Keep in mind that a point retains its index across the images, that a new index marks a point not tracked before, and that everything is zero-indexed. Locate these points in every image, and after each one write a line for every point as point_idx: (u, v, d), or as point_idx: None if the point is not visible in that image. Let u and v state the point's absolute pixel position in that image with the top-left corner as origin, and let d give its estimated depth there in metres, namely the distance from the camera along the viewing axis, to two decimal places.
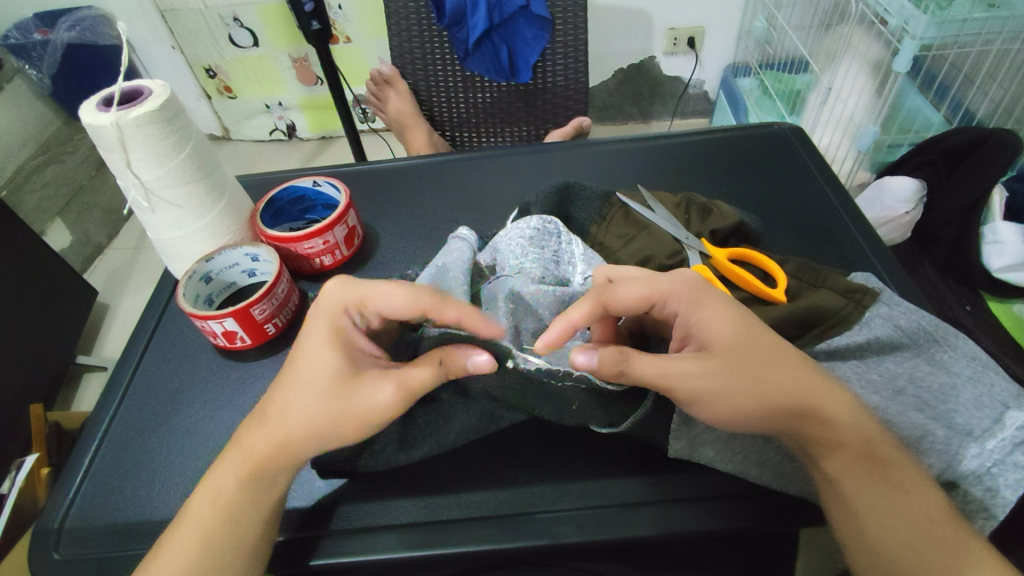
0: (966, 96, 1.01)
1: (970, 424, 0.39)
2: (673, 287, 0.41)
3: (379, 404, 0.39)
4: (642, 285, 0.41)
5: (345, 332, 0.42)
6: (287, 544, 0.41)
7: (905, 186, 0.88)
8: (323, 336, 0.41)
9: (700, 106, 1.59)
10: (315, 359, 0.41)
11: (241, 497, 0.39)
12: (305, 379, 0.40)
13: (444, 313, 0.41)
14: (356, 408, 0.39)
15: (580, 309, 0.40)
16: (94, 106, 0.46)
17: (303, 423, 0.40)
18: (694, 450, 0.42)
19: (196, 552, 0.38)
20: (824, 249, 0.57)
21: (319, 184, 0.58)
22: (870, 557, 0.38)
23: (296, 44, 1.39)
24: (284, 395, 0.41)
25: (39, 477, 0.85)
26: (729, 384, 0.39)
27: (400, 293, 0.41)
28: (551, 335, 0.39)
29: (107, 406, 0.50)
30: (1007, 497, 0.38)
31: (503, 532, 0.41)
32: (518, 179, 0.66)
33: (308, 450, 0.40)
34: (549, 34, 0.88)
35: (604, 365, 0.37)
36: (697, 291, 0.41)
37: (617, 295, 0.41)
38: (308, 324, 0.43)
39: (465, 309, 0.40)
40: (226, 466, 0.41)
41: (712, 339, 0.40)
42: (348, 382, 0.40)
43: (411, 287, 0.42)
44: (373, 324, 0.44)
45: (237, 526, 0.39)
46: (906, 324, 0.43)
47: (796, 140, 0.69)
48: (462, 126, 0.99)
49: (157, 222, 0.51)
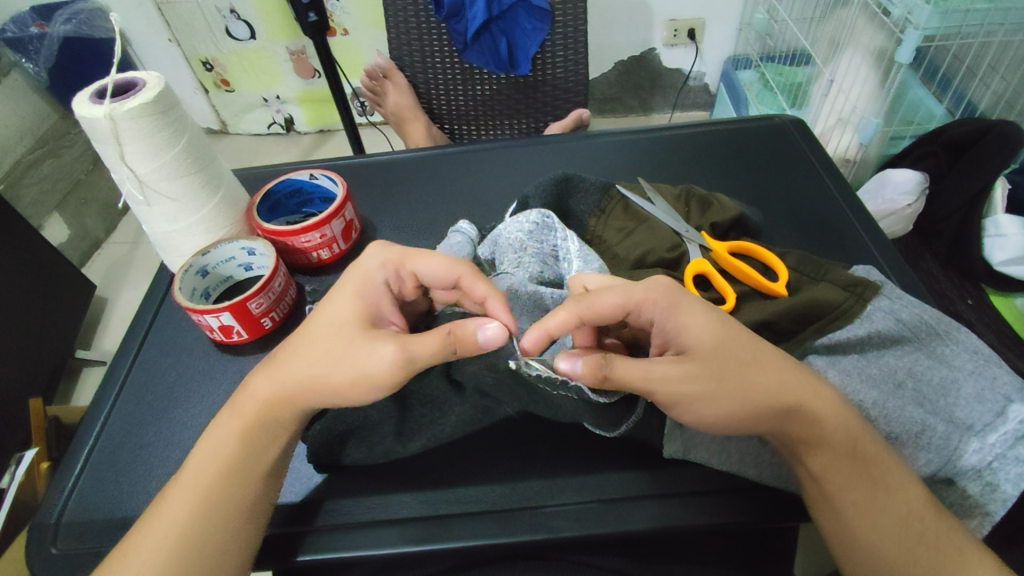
0: (968, 88, 1.00)
1: (971, 418, 0.39)
2: (648, 294, 0.40)
3: (378, 365, 0.38)
4: (618, 294, 0.40)
5: (375, 291, 0.43)
6: (274, 538, 0.41)
7: (907, 178, 0.87)
8: (352, 289, 0.42)
9: (701, 98, 1.58)
10: (338, 307, 0.42)
11: (226, 481, 0.39)
12: (322, 329, 0.41)
13: (473, 289, 0.42)
14: (356, 363, 0.39)
15: (559, 318, 0.39)
16: (87, 98, 0.45)
17: (308, 373, 0.40)
18: (692, 449, 0.41)
19: (175, 539, 0.38)
20: (825, 242, 0.57)
21: (316, 176, 0.58)
22: (863, 552, 0.38)
23: (294, 36, 1.38)
24: (299, 341, 0.41)
25: (39, 470, 0.85)
26: (710, 387, 0.38)
27: (440, 260, 0.43)
28: (529, 340, 0.40)
29: (104, 399, 0.50)
30: (1008, 492, 0.38)
31: (503, 526, 0.40)
32: (517, 172, 0.66)
33: (305, 403, 0.41)
34: (549, 25, 0.87)
35: (588, 372, 0.37)
36: (673, 296, 0.40)
37: (593, 305, 0.40)
38: (342, 278, 0.44)
39: (492, 290, 0.42)
40: (203, 460, 0.40)
41: (691, 343, 0.39)
42: (359, 336, 0.40)
43: (450, 257, 0.43)
44: (405, 291, 0.45)
45: (221, 513, 0.39)
46: (908, 317, 0.43)
47: (796, 131, 0.68)
48: (462, 119, 0.98)
49: (153, 215, 0.50)
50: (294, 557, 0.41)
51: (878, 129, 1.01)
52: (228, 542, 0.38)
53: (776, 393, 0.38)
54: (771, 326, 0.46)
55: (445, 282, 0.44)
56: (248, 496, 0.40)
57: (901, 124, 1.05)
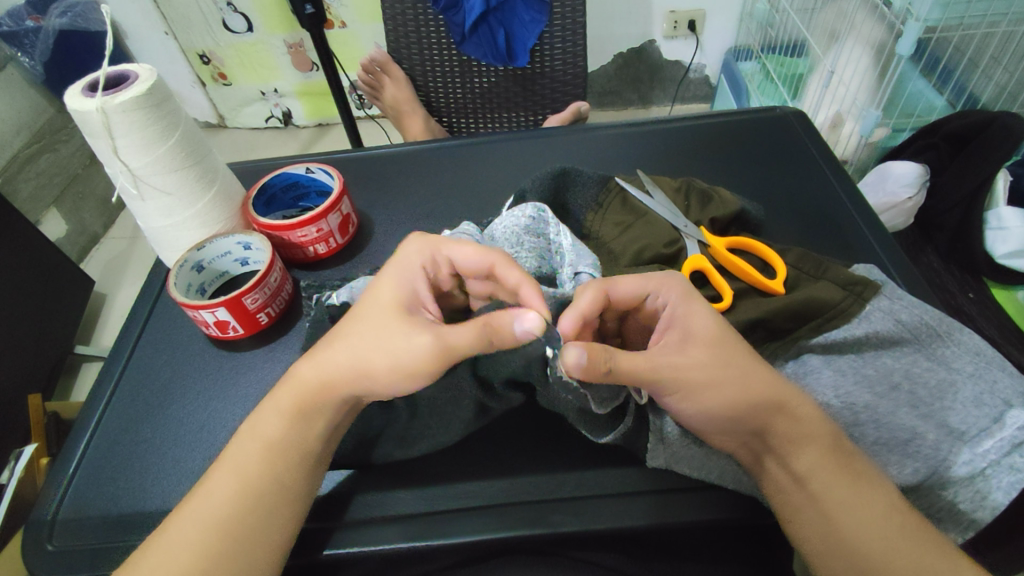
0: (969, 80, 1.00)
1: (965, 425, 0.38)
2: (664, 280, 0.41)
3: (417, 350, 0.38)
4: (636, 280, 0.41)
5: (411, 272, 0.43)
6: (307, 534, 0.41)
7: (907, 170, 0.87)
8: (391, 274, 0.43)
9: (700, 90, 1.57)
10: (376, 293, 0.42)
11: (258, 477, 0.39)
12: (363, 311, 0.42)
13: (508, 277, 0.41)
14: (396, 349, 0.39)
15: (590, 298, 0.39)
16: (79, 92, 0.45)
17: (350, 362, 0.40)
18: (674, 462, 0.41)
19: (200, 536, 0.37)
20: (826, 237, 0.57)
21: (311, 170, 0.57)
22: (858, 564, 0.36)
23: (291, 28, 1.37)
24: (345, 328, 0.41)
25: (39, 465, 0.85)
26: (715, 374, 0.38)
27: (473, 247, 0.42)
28: (569, 322, 0.38)
29: (99, 398, 0.49)
30: (998, 500, 0.37)
31: (500, 523, 0.40)
32: (516, 165, 0.65)
33: (354, 388, 0.41)
34: (547, 17, 0.86)
35: (592, 366, 0.34)
36: (687, 289, 0.41)
37: (615, 289, 0.40)
38: (385, 267, 0.44)
39: (524, 278, 0.40)
40: (225, 464, 0.40)
41: (697, 332, 0.39)
42: (396, 318, 0.40)
43: (484, 244, 0.43)
44: (441, 278, 0.45)
45: (250, 513, 0.38)
46: (907, 318, 0.43)
47: (797, 123, 0.68)
48: (460, 113, 0.97)
49: (148, 210, 0.50)
50: (320, 552, 0.40)
51: (879, 120, 1.00)
52: (258, 539, 0.37)
53: (767, 389, 0.39)
54: (766, 325, 0.45)
55: (478, 270, 0.43)
56: (274, 500, 0.39)
57: (901, 117, 1.04)
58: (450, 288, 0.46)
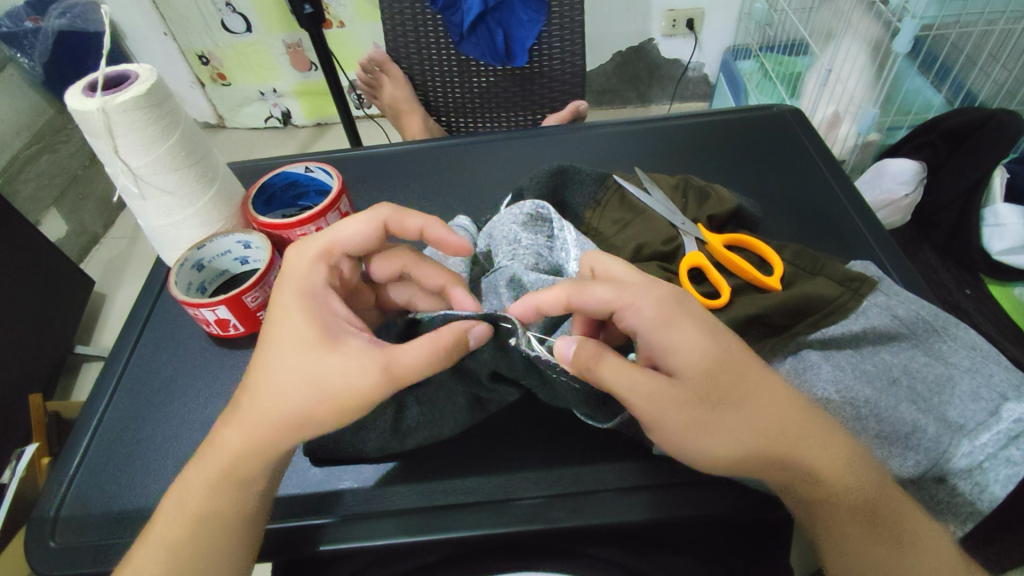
0: (966, 78, 1.00)
1: (963, 418, 0.39)
2: (637, 299, 0.38)
3: (360, 378, 0.37)
4: (608, 290, 0.39)
5: (315, 291, 0.42)
6: (281, 530, 0.41)
7: (904, 168, 0.87)
8: (298, 303, 0.41)
9: (700, 89, 1.57)
10: (284, 331, 0.40)
11: (240, 495, 0.39)
12: (276, 345, 0.40)
13: (407, 225, 0.46)
14: (330, 388, 0.37)
15: (550, 293, 0.40)
16: (80, 92, 0.45)
17: (277, 418, 0.38)
18: None
19: (177, 536, 0.38)
20: (822, 233, 0.57)
21: (310, 169, 0.57)
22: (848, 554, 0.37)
23: (290, 28, 1.37)
24: (262, 378, 0.39)
25: (40, 465, 0.85)
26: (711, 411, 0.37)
27: (357, 219, 0.45)
28: (518, 309, 0.40)
29: (101, 395, 0.50)
30: (996, 493, 0.37)
31: (497, 517, 0.41)
32: (513, 164, 0.66)
33: (294, 440, 0.38)
34: (544, 17, 0.87)
35: (581, 358, 0.36)
36: (668, 311, 0.38)
37: (585, 296, 0.39)
38: (276, 291, 0.43)
39: (424, 218, 0.46)
40: (198, 465, 0.39)
41: (684, 364, 0.38)
42: (323, 353, 0.38)
43: (361, 215, 0.46)
44: (344, 272, 0.46)
45: (223, 513, 0.38)
46: (904, 313, 0.43)
47: (793, 122, 0.68)
48: (457, 113, 0.98)
49: (148, 209, 0.50)
50: (306, 547, 0.41)
51: (876, 119, 1.00)
52: (231, 539, 0.39)
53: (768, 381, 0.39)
54: (764, 321, 0.45)
55: (373, 238, 0.46)
56: (269, 499, 0.40)
57: (897, 114, 1.04)
58: (355, 282, 0.47)
